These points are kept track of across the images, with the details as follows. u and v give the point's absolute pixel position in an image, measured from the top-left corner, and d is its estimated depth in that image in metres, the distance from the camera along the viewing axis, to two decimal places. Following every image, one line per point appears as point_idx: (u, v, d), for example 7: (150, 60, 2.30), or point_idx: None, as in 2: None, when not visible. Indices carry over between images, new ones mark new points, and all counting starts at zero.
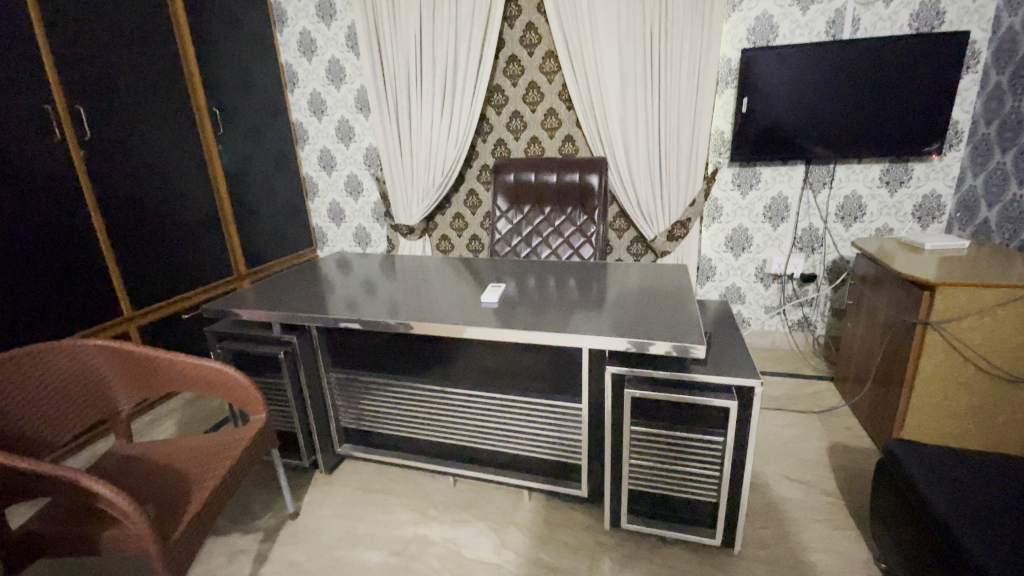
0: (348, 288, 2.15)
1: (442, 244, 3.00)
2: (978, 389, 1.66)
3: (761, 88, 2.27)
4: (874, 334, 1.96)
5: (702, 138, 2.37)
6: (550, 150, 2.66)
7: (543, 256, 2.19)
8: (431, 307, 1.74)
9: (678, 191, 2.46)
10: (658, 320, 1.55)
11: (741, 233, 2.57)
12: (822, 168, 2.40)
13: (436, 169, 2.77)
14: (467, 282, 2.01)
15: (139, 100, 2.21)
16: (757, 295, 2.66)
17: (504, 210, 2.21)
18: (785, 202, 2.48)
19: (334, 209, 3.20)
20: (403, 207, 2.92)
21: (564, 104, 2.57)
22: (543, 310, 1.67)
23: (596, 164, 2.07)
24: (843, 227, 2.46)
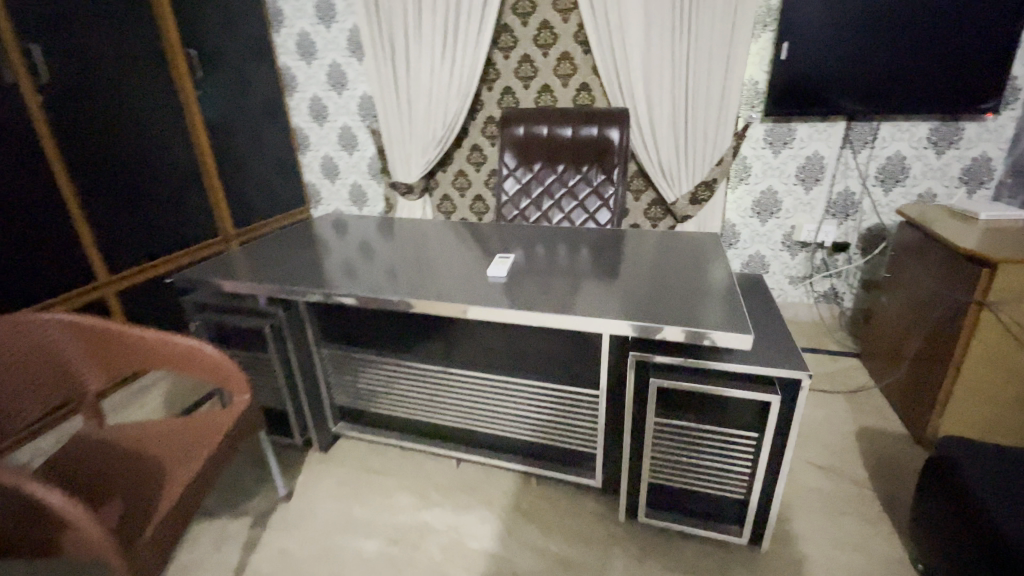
0: (341, 250, 1.97)
1: (444, 203, 2.79)
2: None
3: (803, 31, 2.01)
4: (915, 311, 1.80)
5: (734, 89, 2.13)
6: (563, 100, 2.41)
7: (555, 220, 1.99)
8: (431, 276, 1.56)
9: (703, 148, 2.24)
10: (687, 297, 1.37)
11: (769, 197, 2.37)
12: (865, 126, 2.16)
13: (437, 121, 2.53)
14: (471, 248, 1.83)
15: (102, 36, 1.96)
16: (781, 263, 2.49)
17: (512, 169, 1.99)
18: (821, 163, 2.26)
19: (328, 164, 2.97)
20: (401, 163, 2.70)
21: (579, 49, 2.31)
22: (557, 283, 1.50)
23: (617, 117, 1.84)
24: (882, 191, 2.24)
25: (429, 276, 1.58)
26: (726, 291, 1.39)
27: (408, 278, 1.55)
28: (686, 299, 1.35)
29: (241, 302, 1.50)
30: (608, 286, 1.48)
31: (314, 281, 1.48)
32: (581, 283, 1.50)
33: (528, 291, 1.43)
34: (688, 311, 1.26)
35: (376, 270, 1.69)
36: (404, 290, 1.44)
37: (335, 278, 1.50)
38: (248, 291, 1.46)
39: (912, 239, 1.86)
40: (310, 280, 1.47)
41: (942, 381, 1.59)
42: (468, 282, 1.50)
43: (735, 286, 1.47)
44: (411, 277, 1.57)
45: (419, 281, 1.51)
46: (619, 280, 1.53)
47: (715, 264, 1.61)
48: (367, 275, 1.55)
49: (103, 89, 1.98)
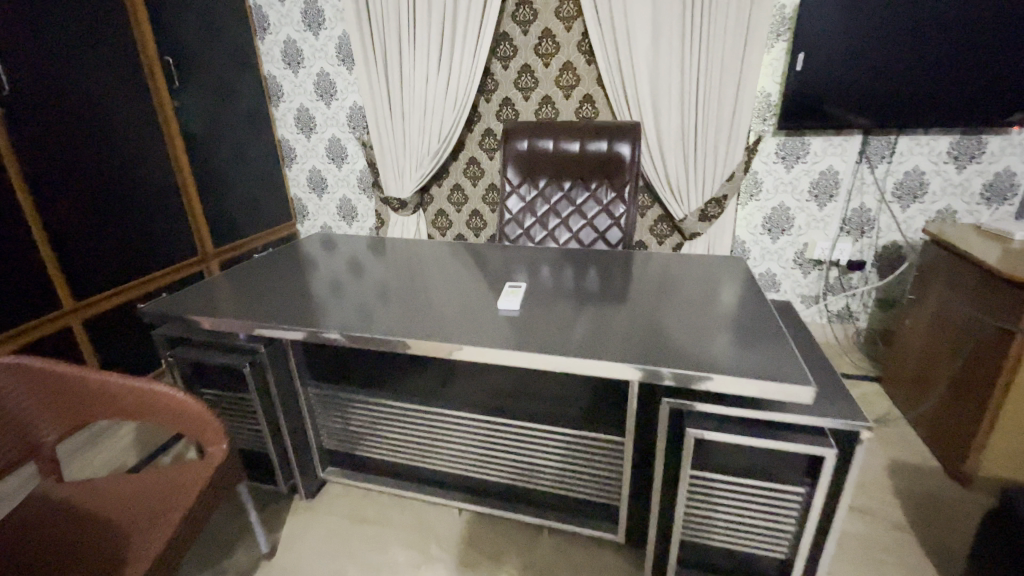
0: (328, 269, 1.80)
1: (439, 219, 2.65)
2: None
3: (819, 42, 1.92)
4: (946, 336, 1.69)
5: (746, 101, 2.03)
6: (565, 112, 2.29)
7: (561, 239, 1.86)
8: (431, 304, 1.41)
9: (714, 163, 2.14)
10: (718, 327, 1.24)
11: (781, 213, 2.27)
12: (882, 139, 2.09)
13: (433, 133, 2.40)
14: (472, 270, 1.68)
15: (70, 41, 1.80)
16: (793, 282, 2.39)
17: (516, 186, 1.86)
18: (835, 178, 2.17)
19: (315, 177, 2.81)
20: (394, 177, 2.56)
21: (583, 58, 2.19)
22: (571, 311, 1.35)
23: (628, 130, 1.72)
24: (900, 207, 2.17)
25: (428, 303, 1.42)
26: (758, 317, 1.26)
27: (406, 304, 1.40)
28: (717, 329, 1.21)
29: (219, 336, 1.34)
30: (628, 314, 1.34)
31: (302, 316, 1.32)
32: (598, 310, 1.35)
33: (541, 323, 1.28)
34: (724, 347, 1.13)
35: (367, 290, 1.52)
36: (404, 324, 1.29)
37: (325, 310, 1.34)
38: (225, 325, 1.30)
39: (939, 259, 1.76)
40: (297, 314, 1.31)
41: (983, 414, 1.48)
42: (473, 311, 1.35)
43: (766, 310, 1.34)
44: (409, 303, 1.41)
45: (419, 310, 1.36)
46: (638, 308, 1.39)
47: (739, 288, 1.49)
48: (360, 304, 1.39)
49: (71, 99, 1.81)
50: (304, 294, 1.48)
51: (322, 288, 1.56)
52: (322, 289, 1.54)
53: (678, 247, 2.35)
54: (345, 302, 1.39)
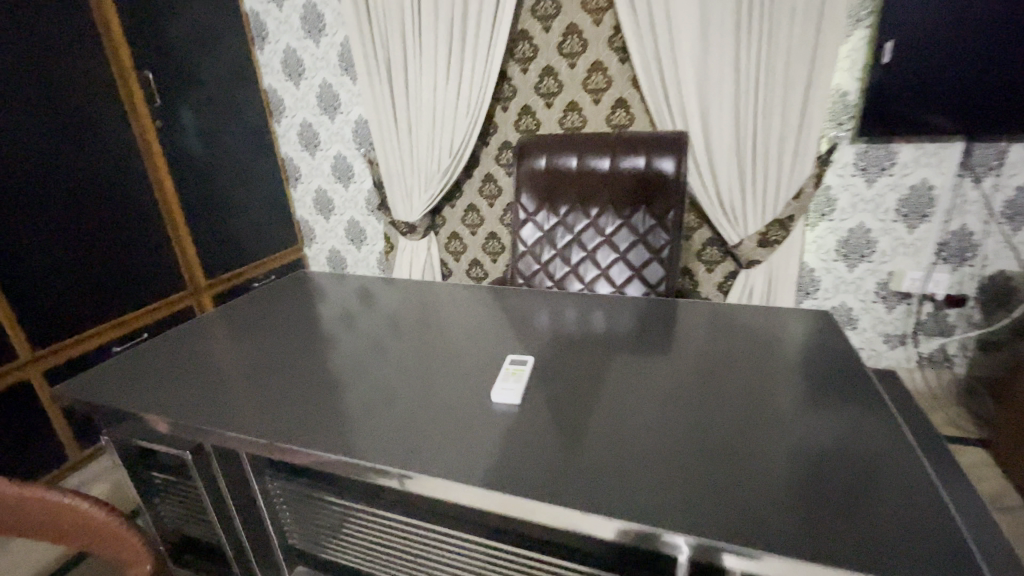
0: (311, 310, 1.53)
1: (453, 243, 2.36)
2: None
3: (911, 25, 1.53)
4: None
5: (818, 102, 1.65)
6: (595, 120, 1.96)
7: (587, 277, 1.50)
8: (415, 378, 1.10)
9: (776, 178, 1.76)
10: (806, 415, 0.88)
11: (860, 236, 1.87)
12: (988, 146, 1.65)
13: (443, 148, 2.12)
14: (479, 317, 1.37)
15: (26, 55, 1.60)
16: (873, 317, 1.97)
17: (532, 213, 1.52)
18: (929, 194, 1.75)
19: (321, 197, 2.58)
20: (402, 198, 2.29)
21: (615, 56, 1.86)
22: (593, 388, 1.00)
23: (672, 143, 1.38)
24: (1010, 230, 1.71)
25: (413, 376, 1.11)
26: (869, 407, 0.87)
27: (385, 378, 1.10)
28: (810, 430, 0.84)
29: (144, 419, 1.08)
30: (675, 391, 0.98)
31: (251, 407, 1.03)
32: (634, 388, 1.00)
33: (555, 413, 0.94)
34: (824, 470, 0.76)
35: (344, 353, 1.23)
36: (373, 410, 0.99)
37: (283, 396, 1.06)
38: (162, 411, 1.04)
39: None
40: (253, 401, 1.05)
41: None
42: (470, 391, 1.04)
43: (866, 383, 0.95)
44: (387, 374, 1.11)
45: (398, 390, 1.05)
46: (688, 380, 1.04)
47: (823, 345, 1.10)
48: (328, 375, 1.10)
49: (20, 120, 1.60)
50: (272, 361, 1.22)
51: (298, 347, 1.29)
52: (296, 348, 1.28)
53: (733, 276, 1.99)
54: (314, 377, 1.12)
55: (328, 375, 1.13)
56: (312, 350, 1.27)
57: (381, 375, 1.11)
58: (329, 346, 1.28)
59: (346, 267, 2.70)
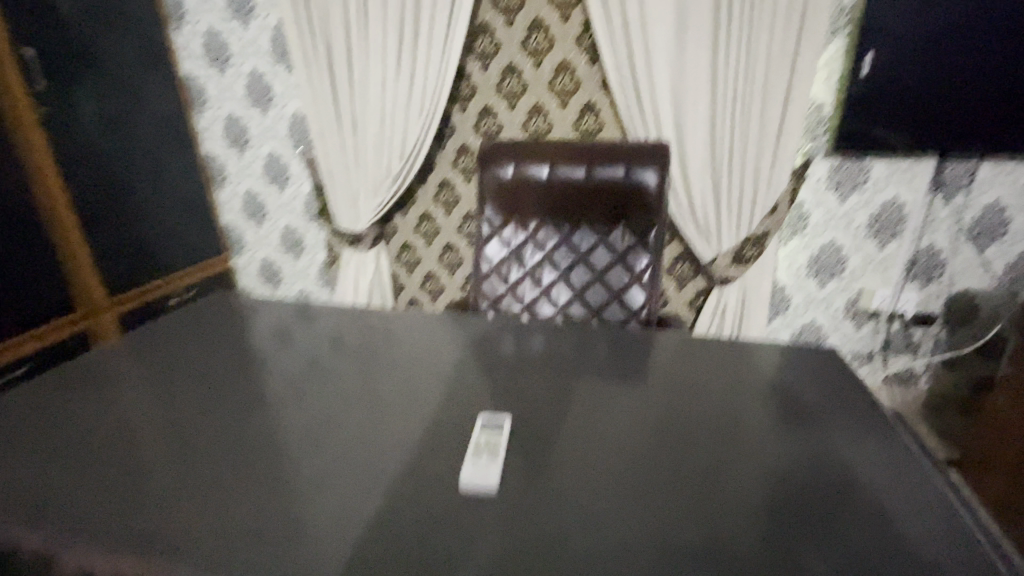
0: (228, 333, 1.24)
1: (403, 256, 2.13)
2: None
3: (891, 37, 1.49)
4: None
5: (797, 114, 1.57)
6: (561, 125, 1.80)
7: (559, 300, 1.32)
8: (361, 430, 0.87)
9: (751, 192, 1.67)
10: (845, 489, 0.72)
11: (831, 253, 1.81)
12: (958, 165, 1.63)
13: (392, 150, 1.90)
14: (437, 347, 1.15)
15: None
16: (843, 336, 1.92)
17: (497, 227, 1.32)
18: (901, 211, 1.71)
19: (252, 202, 2.28)
20: (344, 206, 2.03)
21: (584, 57, 1.71)
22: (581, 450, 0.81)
23: (654, 154, 1.23)
24: (975, 250, 1.70)
25: (355, 428, 0.88)
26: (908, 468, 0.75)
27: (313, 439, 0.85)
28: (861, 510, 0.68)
29: None
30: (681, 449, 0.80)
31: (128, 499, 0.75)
32: (638, 445, 0.81)
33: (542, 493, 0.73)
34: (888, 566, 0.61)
35: (268, 394, 0.98)
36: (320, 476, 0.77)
37: (185, 467, 0.80)
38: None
39: None
40: (145, 472, 0.79)
41: None
42: (431, 446, 0.83)
43: (893, 440, 0.81)
44: (324, 428, 0.87)
45: (338, 451, 0.82)
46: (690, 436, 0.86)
47: (836, 380, 0.95)
48: (247, 434, 0.87)
49: None
50: (175, 407, 0.95)
51: (211, 386, 1.02)
52: (206, 390, 1.01)
53: (705, 293, 1.88)
54: (229, 434, 0.87)
55: (242, 432, 0.88)
56: (229, 388, 1.00)
57: (314, 432, 0.87)
58: (251, 382, 1.02)
59: (281, 280, 2.41)
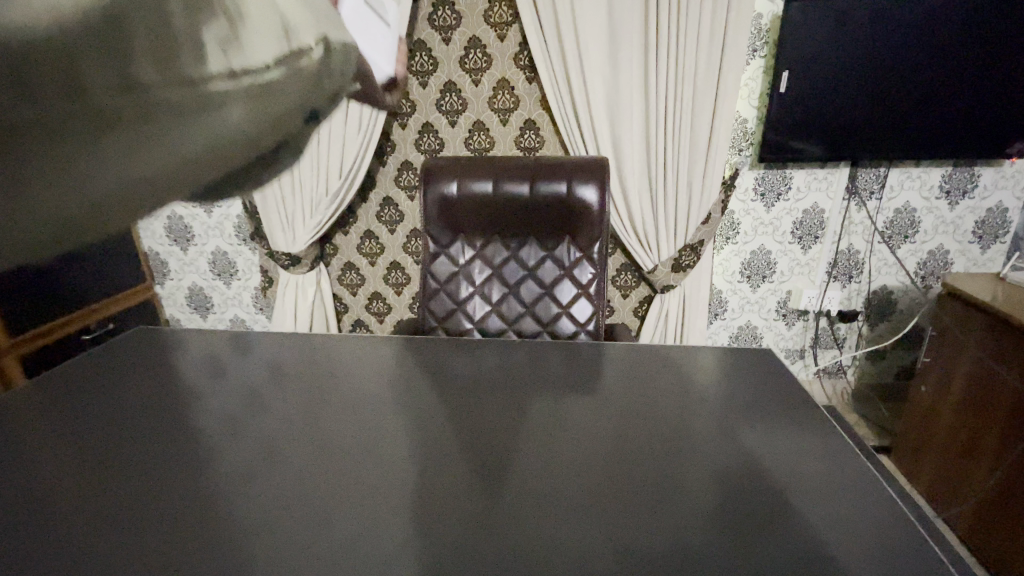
0: (136, 364, 1.07)
1: (347, 276, 2.04)
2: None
3: (806, 58, 1.59)
4: (988, 408, 1.35)
5: (724, 129, 1.66)
6: (503, 141, 1.82)
7: (511, 315, 1.32)
8: (331, 461, 0.79)
9: (687, 204, 1.75)
10: None
11: (761, 257, 1.93)
12: (871, 172, 1.81)
13: (331, 170, 1.83)
14: (387, 366, 1.06)
15: None
16: (776, 334, 2.04)
17: (446, 245, 1.31)
18: (820, 217, 1.86)
19: (177, 226, 2.12)
20: (281, 228, 1.92)
21: (523, 75, 1.74)
22: (557, 481, 0.76)
23: (594, 168, 1.24)
24: (890, 247, 1.89)
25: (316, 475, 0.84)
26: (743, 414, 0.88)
27: (237, 491, 0.73)
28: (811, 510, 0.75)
29: None
30: (656, 474, 0.78)
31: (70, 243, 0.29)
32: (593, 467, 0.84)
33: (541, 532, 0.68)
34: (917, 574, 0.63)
35: (172, 435, 0.84)
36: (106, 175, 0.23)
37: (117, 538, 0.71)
38: None
39: (964, 314, 1.44)
40: (34, 552, 0.65)
41: None
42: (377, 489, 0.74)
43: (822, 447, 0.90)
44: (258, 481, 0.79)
45: (275, 505, 0.71)
46: (657, 445, 0.84)
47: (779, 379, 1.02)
48: (160, 478, 0.75)
49: None
50: (90, 459, 0.80)
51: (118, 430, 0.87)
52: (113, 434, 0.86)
53: (648, 300, 1.93)
54: (130, 494, 0.73)
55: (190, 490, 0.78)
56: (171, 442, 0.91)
57: (246, 478, 0.76)
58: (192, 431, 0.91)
59: (211, 307, 2.26)
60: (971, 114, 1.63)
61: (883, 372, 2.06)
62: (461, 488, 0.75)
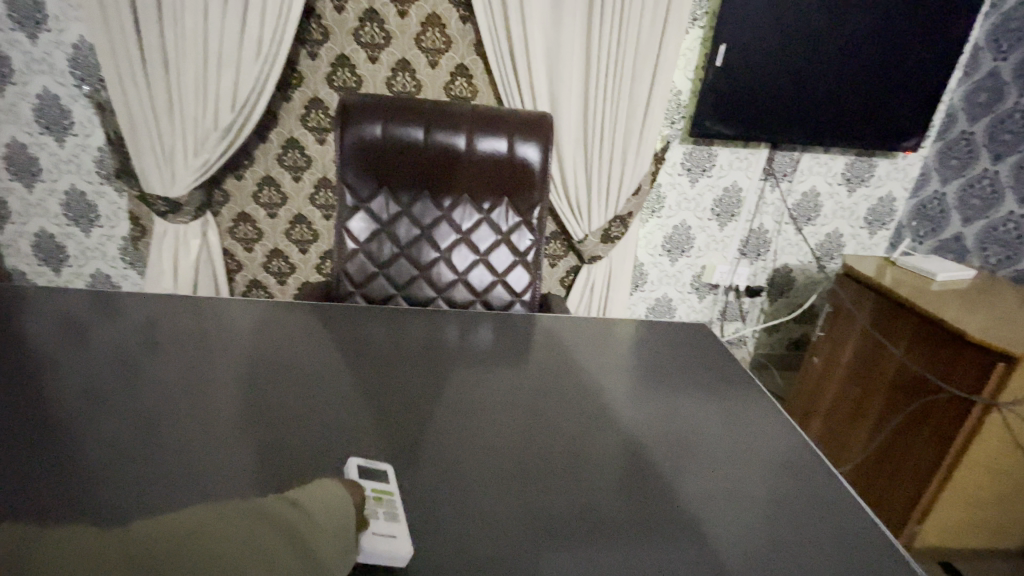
0: None
1: (240, 229, 1.76)
2: (906, 445, 1.36)
3: (747, 33, 1.59)
4: (875, 378, 1.48)
5: (661, 97, 1.63)
6: (431, 88, 1.64)
7: (439, 282, 1.20)
8: (222, 456, 0.62)
9: (621, 173, 1.71)
10: None
11: (682, 232, 1.97)
12: (786, 155, 1.90)
13: (221, 98, 1.53)
14: (292, 335, 0.89)
15: None
16: (689, 307, 2.12)
17: (366, 199, 1.14)
18: (738, 196, 1.93)
19: (13, 155, 1.67)
20: (157, 165, 1.59)
21: (457, 13, 1.56)
22: (503, 470, 0.67)
23: (537, 124, 1.14)
24: (794, 228, 2.01)
25: None
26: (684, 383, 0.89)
27: (92, 508, 0.54)
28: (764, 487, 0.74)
29: None
30: (608, 453, 0.73)
31: None
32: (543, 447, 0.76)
33: (488, 531, 0.59)
34: (863, 554, 0.63)
35: None
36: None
37: None
38: None
39: (857, 291, 1.57)
40: None
41: (933, 462, 1.28)
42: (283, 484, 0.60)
43: None
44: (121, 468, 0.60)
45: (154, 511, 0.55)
46: (602, 423, 0.78)
47: (717, 356, 1.02)
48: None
49: None
50: None
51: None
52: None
53: (574, 269, 1.89)
54: None
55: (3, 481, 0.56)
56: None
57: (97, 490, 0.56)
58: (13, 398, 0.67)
59: (62, 259, 1.82)
60: (877, 107, 1.75)
61: (776, 345, 2.24)
62: (388, 478, 0.62)
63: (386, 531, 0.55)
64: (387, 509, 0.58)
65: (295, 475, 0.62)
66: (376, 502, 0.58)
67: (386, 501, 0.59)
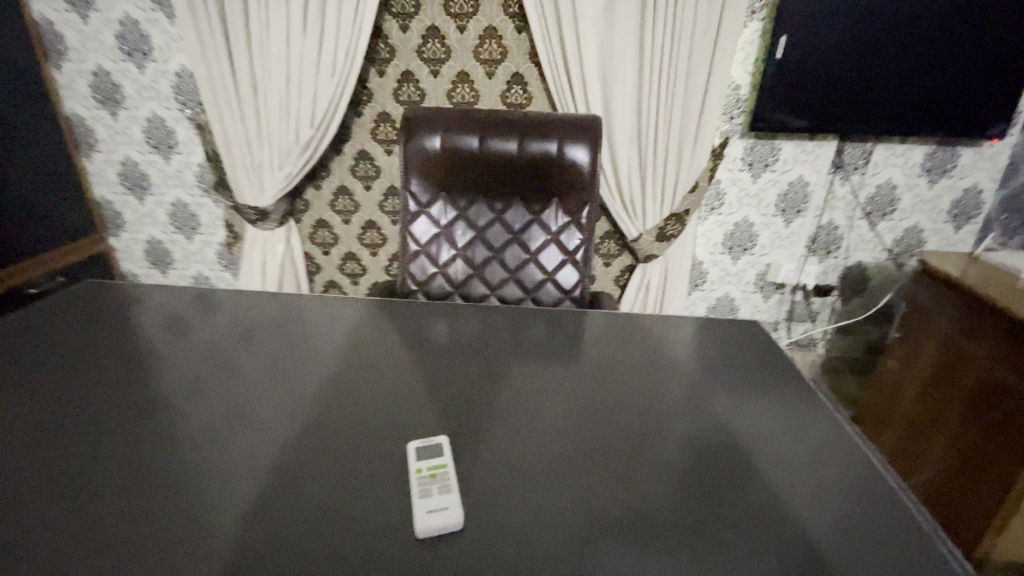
0: (78, 319, 0.97)
1: (318, 234, 1.94)
2: (985, 454, 1.26)
3: (809, 22, 1.54)
4: (954, 383, 1.38)
5: (717, 93, 1.61)
6: (488, 96, 1.73)
7: (494, 281, 1.28)
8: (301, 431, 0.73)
9: (676, 171, 1.70)
10: None
11: (743, 230, 1.92)
12: (858, 147, 1.80)
13: (301, 117, 1.70)
14: (359, 327, 1.00)
15: None
16: (752, 307, 2.06)
17: (427, 204, 1.23)
18: (804, 190, 1.86)
19: (129, 172, 1.94)
20: (249, 179, 1.79)
21: (512, 24, 1.63)
22: (542, 453, 0.73)
23: (586, 128, 1.18)
24: (869, 224, 1.90)
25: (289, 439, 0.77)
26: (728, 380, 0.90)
27: (202, 468, 0.66)
28: None
29: None
30: (646, 443, 0.76)
31: None
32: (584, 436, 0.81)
33: (527, 509, 0.64)
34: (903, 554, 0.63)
35: (124, 406, 0.76)
36: None
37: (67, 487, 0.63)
38: None
39: (937, 290, 1.46)
40: None
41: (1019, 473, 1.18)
42: (351, 457, 0.69)
43: None
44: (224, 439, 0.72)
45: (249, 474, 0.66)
46: (640, 416, 0.81)
47: (768, 353, 1.01)
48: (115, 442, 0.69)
49: None
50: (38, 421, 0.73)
51: (54, 399, 0.77)
52: (49, 403, 0.76)
53: (630, 269, 1.90)
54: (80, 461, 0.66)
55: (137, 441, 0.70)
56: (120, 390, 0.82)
57: (205, 455, 0.68)
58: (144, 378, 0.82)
59: (172, 263, 2.09)
60: (963, 92, 1.62)
61: (850, 346, 2.12)
62: (437, 451, 0.70)
63: (439, 504, 0.62)
64: (441, 482, 0.65)
65: (358, 449, 0.71)
66: (431, 476, 0.65)
67: (440, 474, 0.66)
